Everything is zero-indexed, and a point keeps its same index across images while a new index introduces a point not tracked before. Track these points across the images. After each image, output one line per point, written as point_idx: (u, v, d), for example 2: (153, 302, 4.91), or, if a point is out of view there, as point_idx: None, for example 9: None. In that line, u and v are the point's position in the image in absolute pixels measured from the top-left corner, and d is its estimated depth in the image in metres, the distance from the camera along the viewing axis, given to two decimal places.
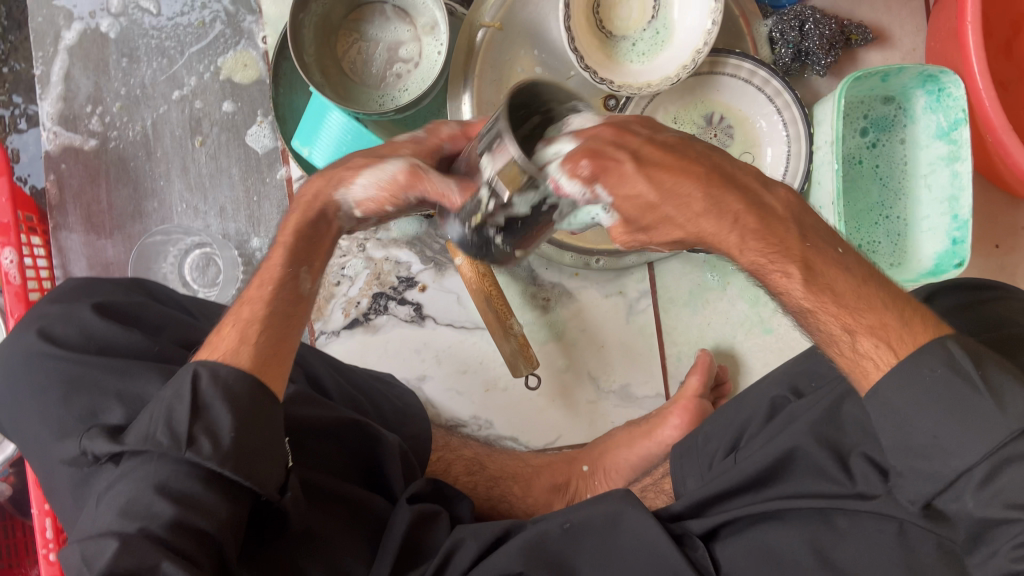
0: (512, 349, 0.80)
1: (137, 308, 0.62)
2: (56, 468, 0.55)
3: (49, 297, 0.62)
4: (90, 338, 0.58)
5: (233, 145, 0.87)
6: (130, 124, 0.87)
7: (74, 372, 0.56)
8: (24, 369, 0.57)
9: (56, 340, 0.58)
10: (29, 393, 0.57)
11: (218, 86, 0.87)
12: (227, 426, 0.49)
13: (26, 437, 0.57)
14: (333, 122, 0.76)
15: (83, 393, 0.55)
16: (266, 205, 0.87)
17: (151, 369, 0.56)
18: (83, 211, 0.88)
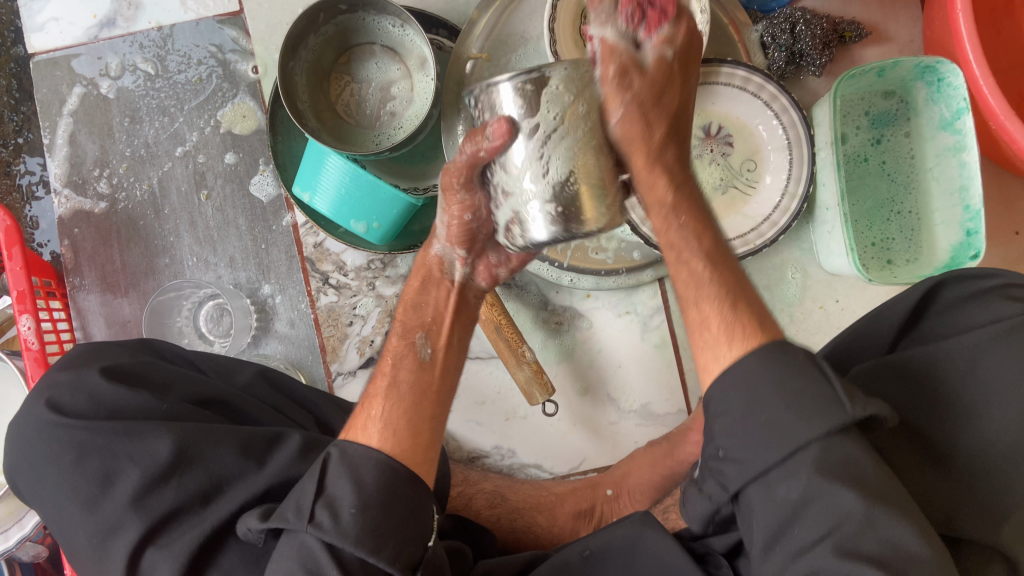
0: (526, 376, 0.80)
1: (144, 367, 0.63)
2: (73, 534, 0.56)
3: (58, 364, 0.63)
4: (99, 401, 0.59)
5: (239, 195, 0.88)
6: (137, 183, 0.89)
7: (84, 436, 0.57)
8: (37, 438, 0.58)
9: (67, 408, 0.59)
10: (45, 462, 0.58)
11: (219, 139, 0.88)
12: (350, 497, 0.48)
13: (46, 504, 0.58)
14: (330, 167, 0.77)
15: (98, 457, 0.56)
16: (274, 251, 0.88)
17: (159, 428, 0.57)
18: (98, 273, 0.90)
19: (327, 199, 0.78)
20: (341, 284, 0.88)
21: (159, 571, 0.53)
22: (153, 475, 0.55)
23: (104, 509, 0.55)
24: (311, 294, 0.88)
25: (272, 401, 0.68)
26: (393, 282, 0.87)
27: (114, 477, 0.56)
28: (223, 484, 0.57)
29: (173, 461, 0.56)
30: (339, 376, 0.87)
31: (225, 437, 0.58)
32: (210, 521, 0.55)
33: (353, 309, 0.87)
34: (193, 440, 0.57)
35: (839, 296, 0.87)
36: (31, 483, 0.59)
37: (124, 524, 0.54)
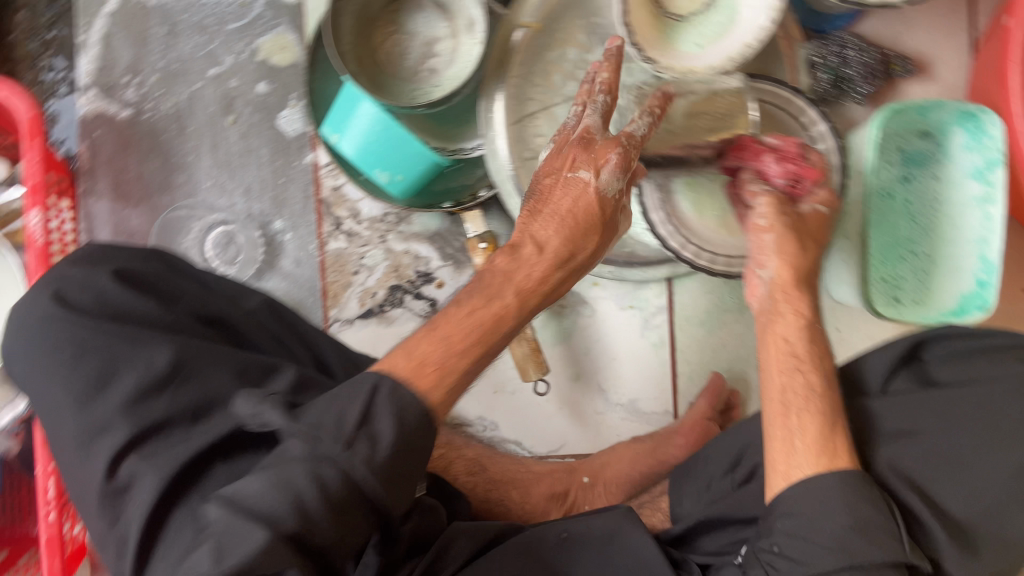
0: (524, 352, 0.80)
1: (154, 279, 0.62)
2: (57, 428, 0.56)
3: (69, 259, 0.62)
4: (105, 302, 0.59)
5: (265, 126, 0.88)
6: (165, 97, 0.88)
7: (85, 332, 0.56)
8: (36, 326, 0.58)
9: (72, 303, 0.58)
10: (41, 351, 0.57)
11: (254, 67, 0.88)
12: (388, 437, 0.48)
13: (35, 394, 0.58)
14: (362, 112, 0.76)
15: (96, 356, 0.56)
16: (292, 188, 0.89)
17: (162, 340, 0.57)
18: (111, 180, 0.88)
19: (353, 142, 0.77)
20: (353, 232, 0.89)
21: (139, 476, 0.53)
22: (147, 381, 0.55)
23: (94, 409, 0.55)
24: (321, 237, 0.89)
25: (274, 332, 0.68)
26: (406, 239, 0.89)
27: (107, 380, 0.55)
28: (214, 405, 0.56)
29: (169, 372, 0.56)
30: (336, 322, 0.88)
31: (223, 360, 0.58)
32: (195, 436, 0.54)
33: (361, 259, 0.88)
34: (193, 357, 0.57)
35: (841, 326, 0.87)
36: (24, 374, 0.58)
37: (112, 426, 0.54)
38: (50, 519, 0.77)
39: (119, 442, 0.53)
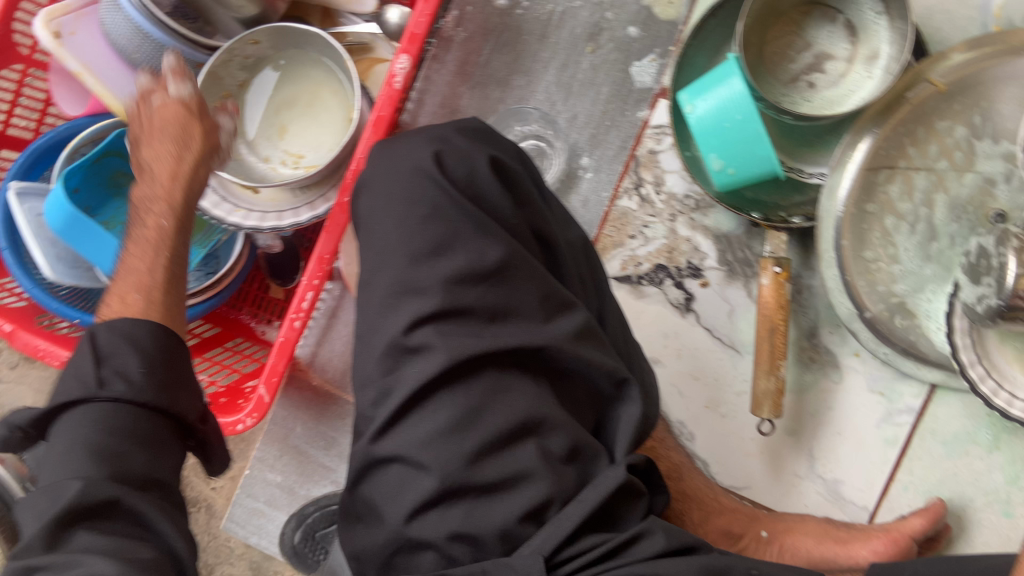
0: (768, 388, 0.78)
1: (517, 175, 0.63)
2: (378, 268, 0.60)
3: (458, 124, 0.64)
4: (467, 177, 0.60)
5: (618, 67, 0.89)
6: (542, 2, 0.90)
7: (440, 198, 0.59)
8: (404, 171, 0.61)
9: (444, 167, 0.60)
10: (398, 196, 0.60)
11: (635, 9, 0.88)
12: (133, 371, 0.58)
13: (375, 228, 0.61)
14: (730, 93, 0.77)
15: (441, 226, 0.58)
16: (613, 134, 0.89)
17: (501, 237, 0.58)
18: (460, 57, 0.91)
19: (705, 120, 0.78)
20: (648, 198, 0.89)
21: (429, 349, 0.56)
22: (473, 272, 0.57)
23: (421, 269, 0.58)
24: (617, 190, 0.89)
25: (587, 268, 0.67)
26: (694, 228, 0.88)
27: (440, 250, 0.57)
28: (512, 316, 0.58)
29: (494, 269, 0.58)
30: None
31: (536, 281, 0.59)
32: (487, 339, 0.57)
33: (643, 226, 0.89)
34: (518, 267, 0.59)
35: None
36: (373, 205, 0.62)
37: (427, 293, 0.57)
38: (296, 324, 0.82)
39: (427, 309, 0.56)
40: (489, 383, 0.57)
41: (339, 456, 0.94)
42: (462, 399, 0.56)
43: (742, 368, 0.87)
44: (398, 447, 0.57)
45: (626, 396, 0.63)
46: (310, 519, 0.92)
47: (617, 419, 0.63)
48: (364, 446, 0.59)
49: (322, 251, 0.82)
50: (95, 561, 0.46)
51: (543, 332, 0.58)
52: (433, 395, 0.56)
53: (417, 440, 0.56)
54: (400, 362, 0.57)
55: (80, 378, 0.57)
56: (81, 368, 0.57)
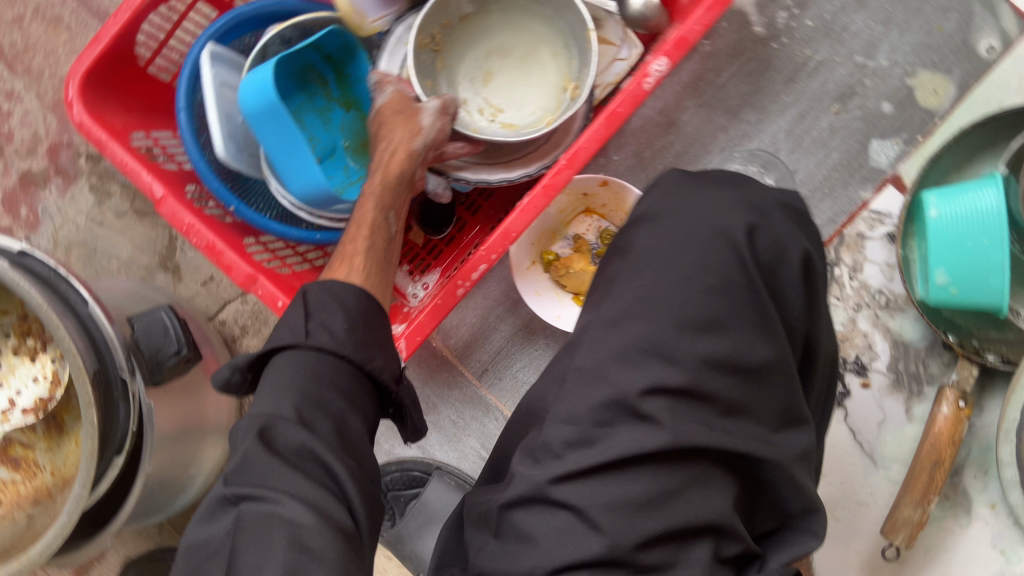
0: (910, 518, 0.76)
1: (817, 282, 0.58)
2: (631, 307, 0.55)
3: (782, 199, 0.60)
4: (769, 264, 0.55)
5: (857, 137, 0.84)
6: (803, 44, 0.84)
7: (733, 272, 0.54)
8: (706, 227, 0.56)
9: (755, 243, 0.55)
10: (690, 248, 0.55)
11: (897, 85, 0.83)
12: (339, 321, 0.60)
13: (647, 273, 0.56)
14: (983, 207, 0.73)
15: (723, 301, 0.53)
16: (827, 203, 0.85)
17: (775, 338, 0.54)
18: (697, 69, 0.86)
19: (942, 231, 0.75)
20: (839, 280, 0.85)
21: (655, 423, 0.52)
22: (735, 362, 0.53)
23: (684, 337, 0.53)
24: None
25: (824, 392, 0.63)
26: (875, 324, 0.84)
27: (711, 325, 0.53)
28: (748, 416, 0.54)
29: (757, 367, 0.53)
30: None
31: (786, 392, 0.55)
32: (717, 434, 0.52)
33: None
34: (778, 372, 0.54)
35: None
36: (653, 247, 0.57)
37: (678, 362, 0.52)
38: (460, 291, 0.78)
39: (671, 379, 0.52)
40: (695, 473, 0.52)
41: (434, 426, 0.90)
42: (664, 481, 0.51)
43: (873, 480, 0.84)
44: (580, 500, 0.51)
45: (807, 527, 0.57)
46: (389, 477, 0.90)
47: (789, 541, 0.58)
48: (542, 476, 0.53)
49: (510, 227, 0.76)
50: (289, 503, 0.50)
51: (769, 445, 0.54)
52: (640, 463, 0.51)
53: (602, 500, 0.51)
54: (619, 421, 0.53)
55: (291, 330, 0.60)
56: (295, 318, 0.60)
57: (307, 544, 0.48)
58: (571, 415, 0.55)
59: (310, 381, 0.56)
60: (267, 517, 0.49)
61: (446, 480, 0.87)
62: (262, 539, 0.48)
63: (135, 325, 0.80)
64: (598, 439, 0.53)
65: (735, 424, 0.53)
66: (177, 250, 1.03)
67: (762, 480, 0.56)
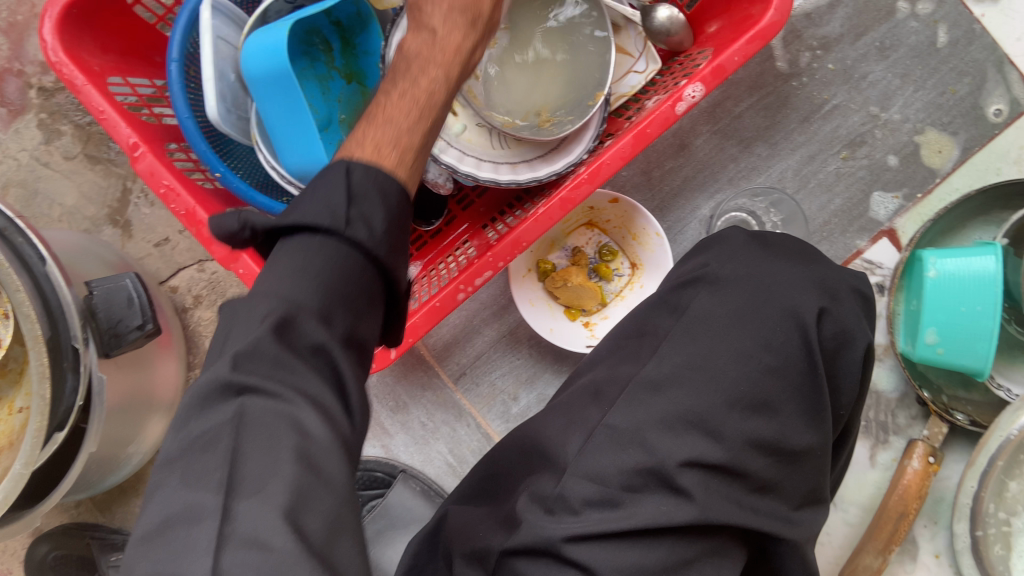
0: (872, 564, 0.78)
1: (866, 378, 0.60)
2: (681, 368, 0.56)
3: (857, 287, 0.61)
4: (828, 351, 0.57)
5: (861, 186, 0.85)
6: (822, 86, 0.84)
7: (791, 356, 0.55)
8: (772, 305, 0.57)
9: (822, 329, 0.57)
10: (754, 322, 0.56)
11: (904, 140, 0.85)
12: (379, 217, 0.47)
13: (704, 340, 0.56)
14: (981, 270, 0.75)
15: (779, 383, 0.55)
16: (824, 246, 0.85)
17: (812, 427, 0.56)
18: (716, 95, 0.85)
19: (938, 290, 0.76)
20: None
21: (687, 496, 0.51)
22: (778, 445, 0.54)
23: (733, 414, 0.54)
24: None
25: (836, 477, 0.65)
26: None
27: (761, 406, 0.54)
28: (776, 497, 0.55)
29: (796, 453, 0.55)
30: None
31: (812, 478, 0.57)
32: (746, 512, 0.53)
33: None
34: (814, 458, 0.56)
35: None
36: (714, 313, 0.57)
37: (722, 438, 0.53)
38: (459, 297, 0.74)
39: (711, 453, 0.53)
40: (713, 545, 0.53)
41: (401, 426, 0.86)
42: (680, 550, 0.51)
43: (830, 521, 0.86)
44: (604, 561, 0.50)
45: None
46: None
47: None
48: (556, 532, 0.51)
49: (524, 236, 0.73)
50: (306, 410, 0.40)
51: (790, 524, 0.55)
52: (665, 531, 0.51)
53: (622, 560, 0.50)
54: (650, 489, 0.52)
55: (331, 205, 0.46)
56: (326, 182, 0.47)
57: (319, 467, 0.38)
58: (597, 473, 0.53)
59: (338, 275, 0.44)
60: (276, 418, 0.39)
61: (410, 485, 0.84)
62: (270, 443, 0.38)
63: (94, 290, 0.71)
64: (623, 502, 0.52)
65: (762, 502, 0.54)
66: (130, 204, 0.94)
67: (769, 554, 0.57)
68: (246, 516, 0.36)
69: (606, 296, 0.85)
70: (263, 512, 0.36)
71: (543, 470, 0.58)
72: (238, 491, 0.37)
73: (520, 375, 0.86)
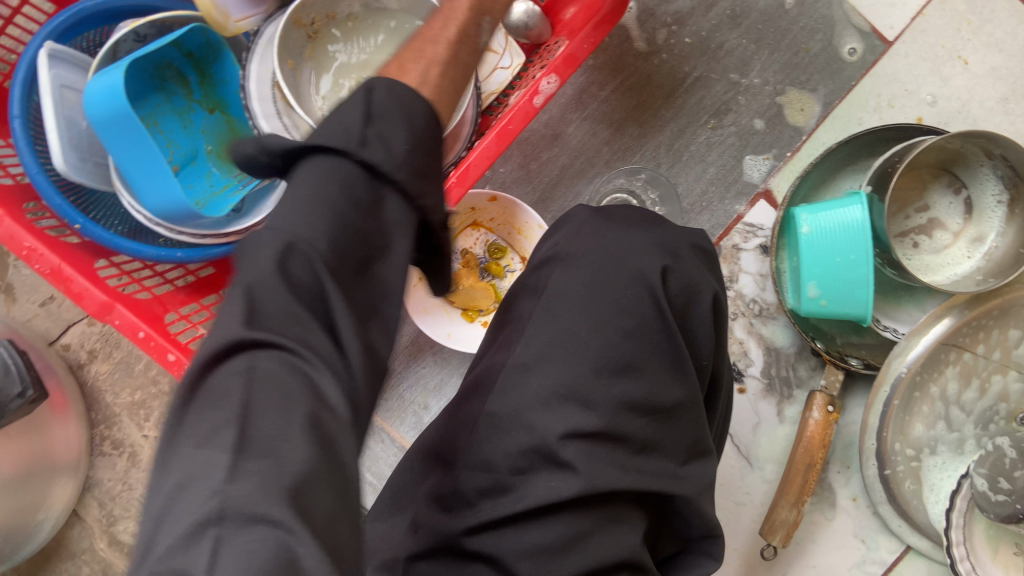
0: (787, 518, 0.80)
1: (724, 320, 0.61)
2: (545, 349, 0.55)
3: (695, 240, 0.62)
4: (682, 306, 0.58)
5: (732, 153, 0.87)
6: (681, 60, 0.87)
7: (648, 314, 0.55)
8: (618, 267, 0.57)
9: (668, 284, 0.57)
10: (607, 291, 0.56)
11: (768, 102, 0.87)
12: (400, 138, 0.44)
13: (564, 316, 0.56)
14: (850, 220, 0.77)
15: (640, 345, 0.55)
16: (705, 216, 0.87)
17: (685, 379, 0.56)
18: (581, 83, 0.87)
19: (815, 245, 0.78)
20: None
21: (572, 469, 0.52)
22: (649, 404, 0.55)
23: (602, 383, 0.54)
24: None
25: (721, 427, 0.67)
26: (750, 331, 0.88)
27: (626, 369, 0.54)
28: (658, 450, 0.56)
29: (668, 408, 0.56)
30: None
31: (692, 426, 0.57)
32: (631, 474, 0.53)
33: None
34: (687, 411, 0.57)
35: None
36: (568, 288, 0.57)
37: (597, 407, 0.53)
38: None
39: (587, 424, 0.53)
40: (606, 514, 0.53)
41: None
42: (576, 522, 0.52)
43: (748, 480, 0.88)
44: (503, 547, 0.52)
45: (704, 550, 0.60)
46: None
47: (688, 565, 0.60)
48: (457, 526, 0.53)
49: None
50: (322, 373, 0.37)
51: (679, 480, 0.56)
52: (557, 508, 0.52)
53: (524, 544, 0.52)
54: (537, 469, 0.53)
55: (343, 127, 0.43)
56: (348, 118, 0.44)
57: (330, 435, 0.35)
58: (489, 462, 0.54)
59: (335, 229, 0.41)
60: (290, 375, 0.36)
61: None
62: (280, 404, 0.35)
63: None
64: (515, 486, 0.53)
65: (648, 463, 0.55)
66: (9, 267, 0.91)
67: (668, 512, 0.58)
68: (252, 482, 0.32)
69: (500, 294, 0.85)
70: (268, 478, 0.32)
71: (434, 477, 0.58)
72: (247, 449, 0.33)
73: (428, 384, 0.86)
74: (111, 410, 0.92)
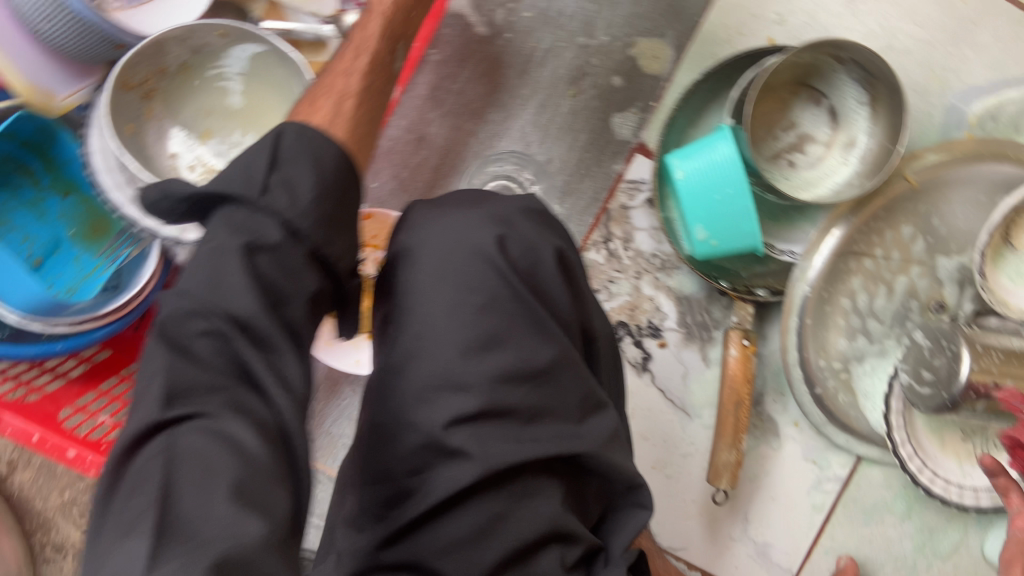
0: (728, 460, 0.80)
1: (577, 272, 0.61)
2: (410, 346, 0.54)
3: (531, 206, 0.61)
4: (529, 271, 0.57)
5: (597, 115, 0.87)
6: (526, 35, 0.86)
7: (496, 285, 0.55)
8: (456, 248, 0.56)
9: (507, 251, 0.56)
10: (452, 275, 0.55)
11: (620, 57, 0.86)
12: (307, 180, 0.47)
13: (418, 311, 0.55)
14: (721, 156, 0.76)
15: (496, 317, 0.54)
16: (587, 184, 0.87)
17: (555, 338, 0.55)
18: (433, 80, 0.86)
19: (692, 188, 0.78)
20: (615, 253, 0.87)
21: (465, 455, 0.50)
22: (523, 371, 0.53)
23: (468, 363, 0.53)
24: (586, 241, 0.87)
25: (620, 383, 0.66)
26: (657, 287, 0.87)
27: (488, 342, 0.53)
28: (549, 412, 0.54)
29: (543, 368, 0.54)
30: None
31: (579, 380, 0.56)
32: (527, 445, 0.52)
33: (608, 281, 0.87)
34: (566, 368, 0.55)
35: None
36: (415, 281, 0.56)
37: (471, 387, 0.52)
38: None
39: (464, 406, 0.51)
40: (515, 491, 0.52)
41: None
42: (489, 505, 0.51)
43: (690, 431, 0.88)
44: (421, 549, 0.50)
45: (634, 501, 0.59)
46: None
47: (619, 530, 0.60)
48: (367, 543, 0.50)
49: None
50: (232, 421, 0.41)
51: (579, 438, 0.54)
52: (465, 498, 0.50)
53: (442, 546, 0.50)
54: (433, 465, 0.51)
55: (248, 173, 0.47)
56: (255, 161, 0.47)
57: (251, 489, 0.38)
58: (387, 472, 0.52)
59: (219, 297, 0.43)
60: (209, 443, 0.39)
61: None
62: (203, 473, 0.38)
63: None
64: (415, 488, 0.51)
65: (545, 427, 0.53)
66: None
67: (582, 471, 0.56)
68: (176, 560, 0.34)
69: None
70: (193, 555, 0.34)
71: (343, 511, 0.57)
72: (170, 533, 0.35)
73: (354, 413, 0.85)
74: (44, 515, 0.91)
